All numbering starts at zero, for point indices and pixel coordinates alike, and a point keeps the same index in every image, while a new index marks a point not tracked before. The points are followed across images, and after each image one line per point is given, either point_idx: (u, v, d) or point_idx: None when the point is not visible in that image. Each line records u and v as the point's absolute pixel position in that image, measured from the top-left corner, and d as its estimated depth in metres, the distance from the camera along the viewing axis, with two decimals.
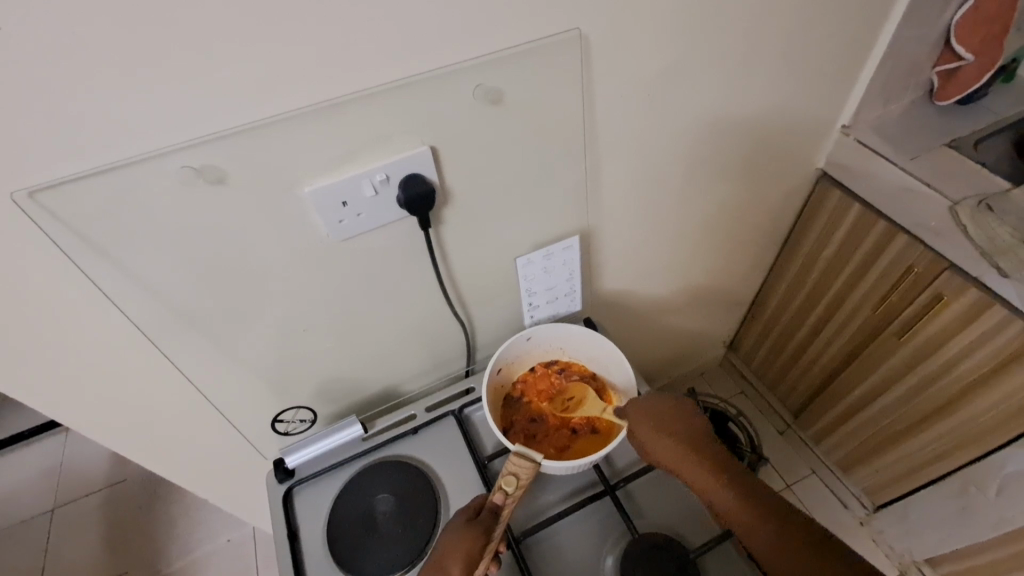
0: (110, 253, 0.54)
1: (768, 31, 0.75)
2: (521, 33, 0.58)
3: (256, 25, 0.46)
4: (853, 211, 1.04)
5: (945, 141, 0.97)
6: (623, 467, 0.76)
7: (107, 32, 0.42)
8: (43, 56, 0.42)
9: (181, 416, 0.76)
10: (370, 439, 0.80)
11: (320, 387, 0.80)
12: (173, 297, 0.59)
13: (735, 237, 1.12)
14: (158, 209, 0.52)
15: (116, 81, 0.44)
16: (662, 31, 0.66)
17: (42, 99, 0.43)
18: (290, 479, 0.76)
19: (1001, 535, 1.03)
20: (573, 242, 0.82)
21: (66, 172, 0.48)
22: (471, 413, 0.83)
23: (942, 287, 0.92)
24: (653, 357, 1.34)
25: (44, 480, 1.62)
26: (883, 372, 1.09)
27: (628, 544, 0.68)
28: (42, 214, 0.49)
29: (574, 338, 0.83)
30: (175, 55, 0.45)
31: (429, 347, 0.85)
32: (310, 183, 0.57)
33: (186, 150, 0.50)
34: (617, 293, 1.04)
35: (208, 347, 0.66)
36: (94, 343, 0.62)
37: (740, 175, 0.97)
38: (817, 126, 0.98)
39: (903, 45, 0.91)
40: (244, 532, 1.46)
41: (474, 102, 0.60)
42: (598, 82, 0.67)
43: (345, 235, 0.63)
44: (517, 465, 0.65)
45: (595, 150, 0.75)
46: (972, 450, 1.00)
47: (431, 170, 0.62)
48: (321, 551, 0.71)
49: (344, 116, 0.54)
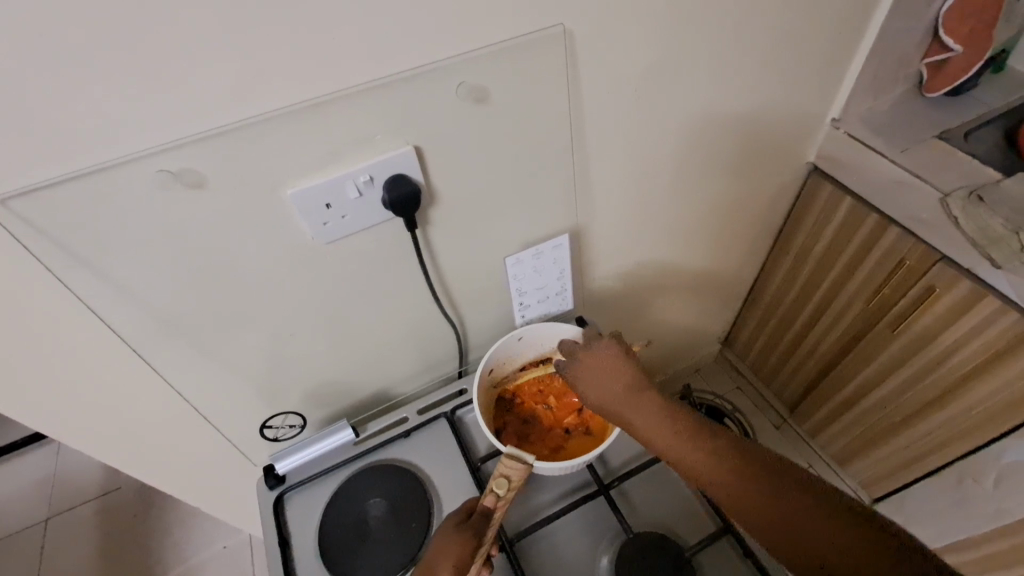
0: (87, 259, 0.53)
1: (755, 24, 0.75)
2: (503, 30, 0.57)
3: (232, 26, 0.45)
4: (845, 205, 1.03)
5: (935, 132, 0.97)
6: (617, 466, 0.75)
7: (75, 35, 0.41)
8: (13, 63, 0.41)
9: (170, 424, 0.76)
10: (362, 443, 0.80)
11: (309, 392, 0.79)
12: (156, 302, 0.58)
13: (726, 233, 1.12)
14: (136, 213, 0.51)
15: (88, 85, 0.44)
16: (649, 27, 0.66)
17: (9, 101, 0.42)
18: (280, 486, 0.76)
19: (1000, 527, 1.02)
20: (563, 241, 0.80)
21: (37, 178, 0.47)
22: (463, 414, 0.82)
23: (934, 279, 0.92)
24: (647, 354, 1.34)
25: (37, 489, 1.61)
26: (878, 365, 1.09)
27: (624, 545, 0.67)
28: (15, 221, 0.48)
29: (567, 340, 0.82)
30: (150, 57, 0.44)
31: (420, 349, 0.84)
32: (293, 185, 0.57)
33: (162, 155, 0.49)
34: (610, 290, 1.04)
35: (195, 354, 0.65)
36: (79, 352, 0.62)
37: (730, 169, 0.96)
38: (806, 120, 0.98)
39: (892, 37, 0.91)
40: (240, 538, 1.45)
41: (457, 101, 0.59)
42: (584, 79, 0.66)
43: (330, 238, 0.62)
44: (509, 467, 0.63)
45: (583, 148, 0.74)
46: (971, 441, 0.99)
47: (416, 171, 0.62)
48: (313, 557, 0.71)
49: (324, 117, 0.54)
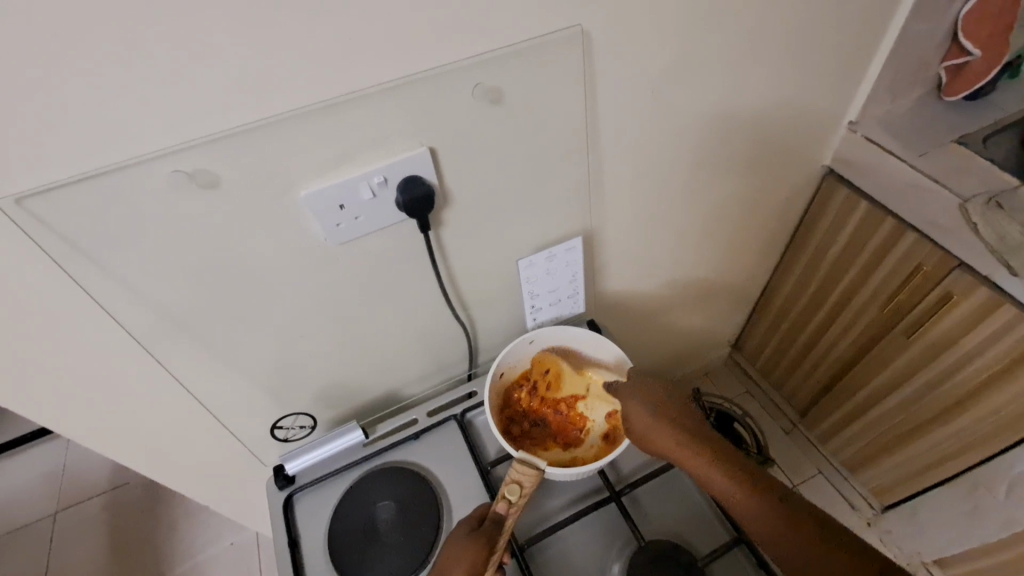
0: (100, 259, 0.52)
1: (773, 25, 0.74)
2: (519, 30, 0.57)
3: (248, 24, 0.45)
4: (861, 209, 1.02)
5: (954, 136, 0.95)
6: (628, 473, 0.74)
7: (90, 33, 0.41)
8: (28, 61, 0.41)
9: (180, 423, 0.76)
10: (371, 445, 0.79)
11: (319, 392, 0.79)
12: (168, 302, 0.58)
13: (739, 236, 1.11)
14: (150, 213, 0.51)
15: (102, 83, 0.43)
16: (666, 26, 0.65)
17: (24, 99, 0.42)
18: (289, 487, 0.75)
19: (1010, 537, 1.01)
20: (576, 243, 0.81)
21: (52, 177, 0.47)
22: (473, 417, 0.82)
23: (952, 286, 0.90)
24: (657, 357, 1.33)
25: (46, 484, 1.62)
26: (891, 371, 1.08)
27: (635, 552, 0.66)
28: (30, 220, 0.48)
29: (578, 342, 0.81)
30: (164, 55, 0.44)
31: (430, 350, 0.83)
32: (306, 186, 0.56)
33: (177, 154, 0.49)
34: (622, 293, 1.03)
35: (205, 354, 0.65)
36: (90, 351, 0.62)
37: (745, 172, 0.95)
38: (823, 122, 0.96)
39: (912, 39, 0.89)
40: (246, 536, 1.46)
41: (473, 101, 0.58)
42: (600, 79, 0.65)
43: (342, 239, 0.61)
44: (521, 473, 0.64)
45: (597, 149, 0.73)
46: (984, 449, 0.98)
47: (429, 172, 0.61)
48: (321, 560, 0.70)
49: (339, 116, 0.53)
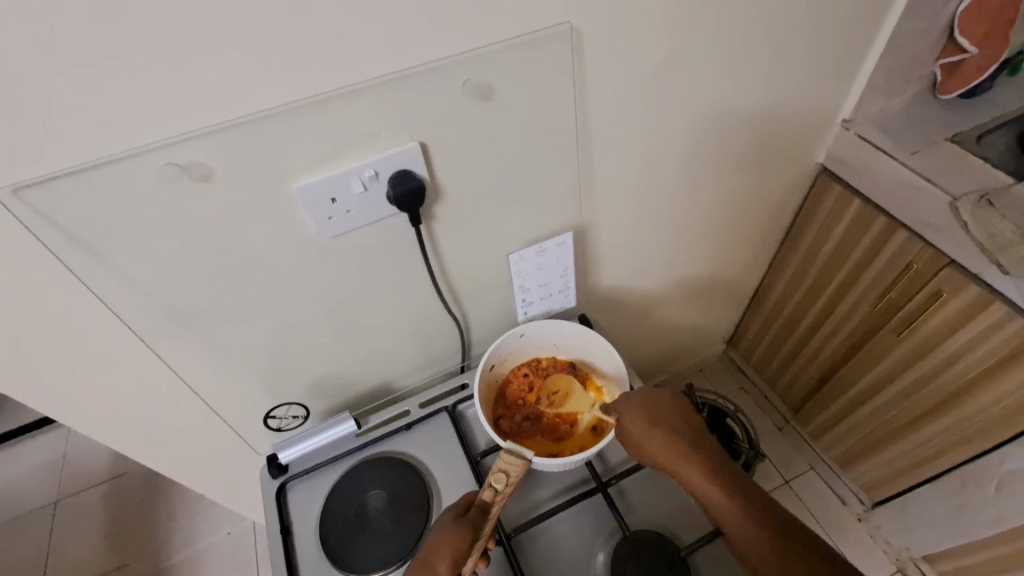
0: (95, 249, 0.54)
1: (764, 28, 0.75)
2: (509, 27, 0.58)
3: (241, 21, 0.46)
4: (854, 207, 1.03)
5: (947, 135, 0.96)
6: (615, 464, 0.76)
7: (86, 31, 0.42)
8: (23, 55, 0.42)
9: (174, 411, 0.77)
10: (364, 435, 0.81)
11: (313, 383, 0.80)
12: (162, 292, 0.59)
13: (733, 232, 1.11)
14: (143, 205, 0.52)
15: (95, 78, 0.44)
16: (657, 24, 0.66)
17: (18, 93, 0.43)
18: (282, 475, 0.77)
19: (1000, 533, 1.02)
20: (566, 239, 0.81)
21: (48, 169, 0.48)
22: (464, 409, 0.83)
23: (941, 284, 0.91)
24: (650, 351, 1.34)
25: (47, 472, 1.64)
26: (882, 368, 1.09)
27: (619, 542, 0.68)
28: (25, 210, 0.49)
29: (566, 337, 0.84)
30: (154, 51, 0.45)
31: (423, 342, 0.85)
32: (298, 180, 0.57)
33: (170, 147, 0.50)
34: (614, 288, 1.04)
35: (200, 343, 0.66)
36: (87, 340, 0.63)
37: (737, 168, 0.96)
38: (816, 119, 0.97)
39: (906, 37, 0.89)
40: (244, 525, 1.48)
41: (463, 98, 0.59)
42: (590, 77, 0.66)
43: (334, 232, 0.62)
44: (508, 463, 0.63)
45: (588, 145, 0.74)
46: (972, 447, 0.99)
47: (420, 166, 0.62)
48: (313, 546, 0.72)
49: (330, 111, 0.54)
